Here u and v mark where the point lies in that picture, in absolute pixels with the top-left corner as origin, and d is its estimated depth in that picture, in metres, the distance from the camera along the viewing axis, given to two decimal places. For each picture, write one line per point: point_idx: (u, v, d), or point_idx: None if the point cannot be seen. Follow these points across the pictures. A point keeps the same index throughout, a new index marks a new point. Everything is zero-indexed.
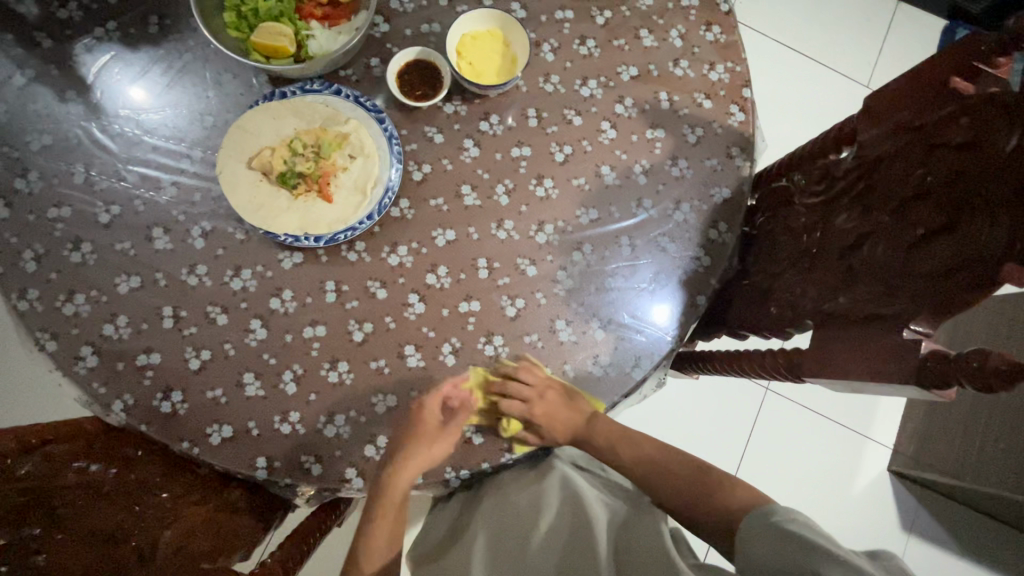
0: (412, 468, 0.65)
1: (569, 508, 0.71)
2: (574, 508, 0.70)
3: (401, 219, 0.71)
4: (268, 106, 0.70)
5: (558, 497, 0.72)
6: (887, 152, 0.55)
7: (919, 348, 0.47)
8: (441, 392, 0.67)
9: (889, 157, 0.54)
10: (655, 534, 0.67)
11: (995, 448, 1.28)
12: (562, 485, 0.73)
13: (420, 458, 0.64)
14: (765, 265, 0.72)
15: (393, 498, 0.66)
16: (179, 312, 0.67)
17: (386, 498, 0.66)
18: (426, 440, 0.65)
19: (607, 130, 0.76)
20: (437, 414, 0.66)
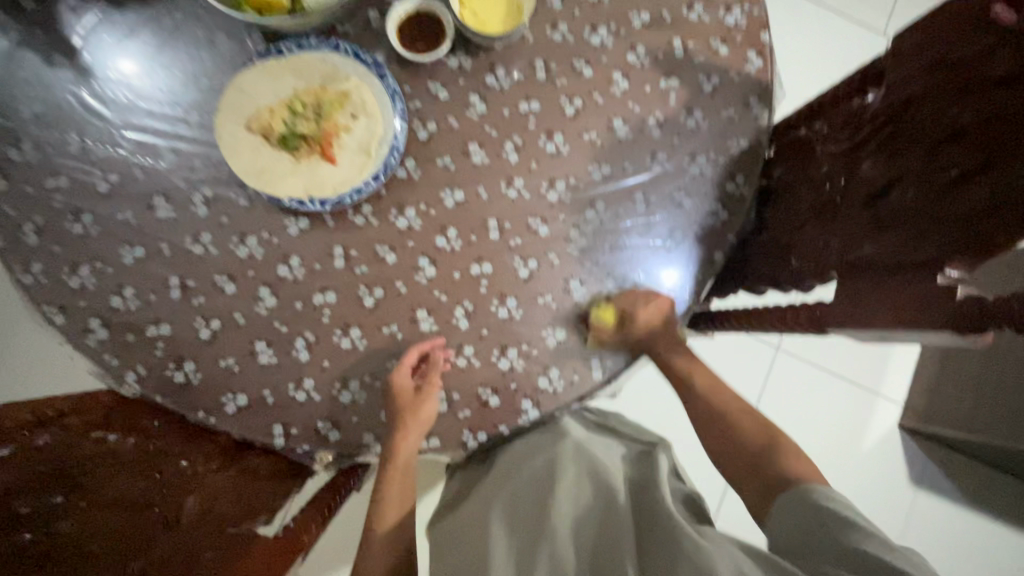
0: (411, 436, 0.64)
1: (585, 465, 0.71)
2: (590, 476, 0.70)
3: (407, 180, 0.69)
4: (264, 66, 0.66)
5: (574, 462, 0.71)
6: (916, 90, 0.52)
7: (954, 293, 0.45)
8: (408, 358, 0.65)
9: (919, 96, 0.51)
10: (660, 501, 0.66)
11: (1010, 400, 1.28)
12: (574, 443, 0.74)
13: (413, 427, 0.64)
14: (786, 216, 0.70)
15: (398, 465, 0.65)
16: (187, 282, 0.65)
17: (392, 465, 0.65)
18: (409, 409, 0.64)
19: (620, 81, 0.73)
20: (408, 381, 0.64)
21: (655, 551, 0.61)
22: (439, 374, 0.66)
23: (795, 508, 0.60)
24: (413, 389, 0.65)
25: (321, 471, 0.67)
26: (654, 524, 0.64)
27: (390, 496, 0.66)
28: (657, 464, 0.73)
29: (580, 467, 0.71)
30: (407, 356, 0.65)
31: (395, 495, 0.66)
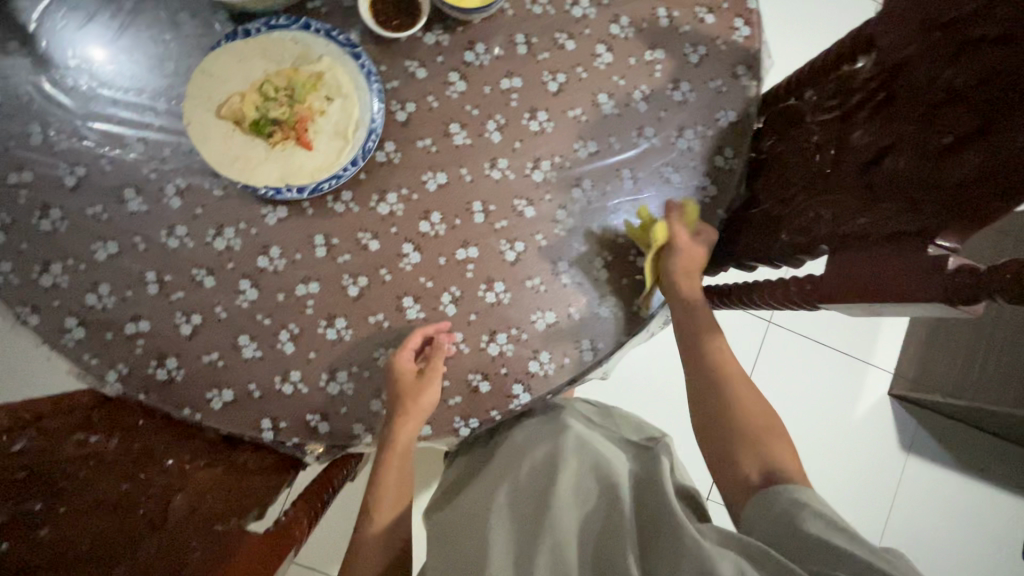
0: (411, 423, 0.62)
1: (586, 459, 0.72)
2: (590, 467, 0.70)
3: (387, 164, 0.67)
4: (232, 48, 0.63)
5: (574, 455, 0.72)
6: (910, 54, 0.50)
7: (948, 264, 0.43)
8: (409, 343, 0.64)
9: (913, 60, 0.50)
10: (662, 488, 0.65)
11: (1000, 364, 1.31)
12: (574, 435, 0.75)
13: (413, 413, 0.62)
14: (775, 189, 0.68)
15: (396, 452, 0.64)
16: (164, 277, 0.64)
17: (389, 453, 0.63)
18: (408, 396, 0.62)
19: (603, 54, 0.70)
20: (410, 365, 0.63)
21: (654, 534, 0.61)
22: (443, 359, 0.64)
23: (774, 514, 0.56)
24: (415, 374, 0.63)
25: (312, 463, 0.66)
26: (652, 507, 0.64)
27: (388, 479, 0.65)
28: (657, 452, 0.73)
29: (582, 460, 0.72)
30: (409, 340, 0.64)
31: (392, 480, 0.66)
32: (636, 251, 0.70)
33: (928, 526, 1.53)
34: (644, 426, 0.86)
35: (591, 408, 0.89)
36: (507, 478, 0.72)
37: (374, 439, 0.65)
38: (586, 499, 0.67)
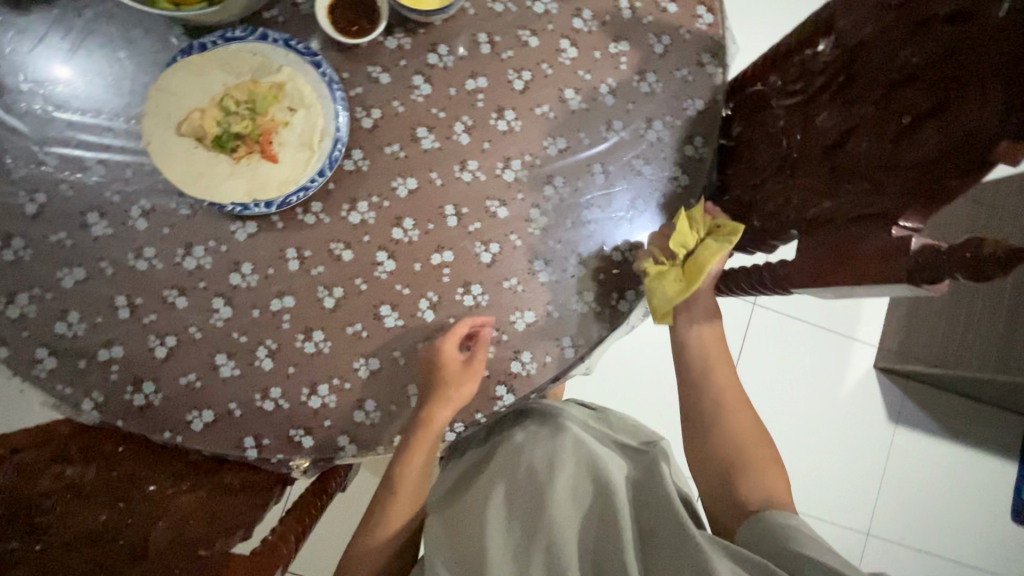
0: (446, 409, 0.63)
1: (584, 458, 0.73)
2: (587, 466, 0.71)
3: (356, 172, 0.66)
4: (188, 63, 0.62)
5: (571, 455, 0.73)
6: (869, 35, 0.50)
7: (910, 245, 0.44)
8: (457, 331, 0.64)
9: (872, 40, 0.50)
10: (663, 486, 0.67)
11: (979, 332, 1.35)
12: (572, 435, 0.75)
13: (453, 400, 0.63)
14: (746, 174, 0.69)
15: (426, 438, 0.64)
16: (134, 301, 0.62)
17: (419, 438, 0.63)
18: (451, 383, 0.63)
19: (568, 49, 0.70)
20: (456, 353, 0.63)
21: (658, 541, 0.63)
22: (484, 353, 0.65)
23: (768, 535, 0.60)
24: (460, 362, 0.64)
25: (301, 478, 0.67)
26: (654, 513, 0.65)
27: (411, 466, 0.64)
28: (655, 453, 0.74)
29: (580, 458, 0.72)
30: (456, 327, 0.64)
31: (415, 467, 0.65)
32: (611, 246, 0.69)
33: (916, 493, 1.57)
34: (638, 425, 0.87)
35: (585, 407, 0.90)
36: (504, 478, 0.73)
37: (359, 449, 0.65)
38: (583, 499, 0.69)
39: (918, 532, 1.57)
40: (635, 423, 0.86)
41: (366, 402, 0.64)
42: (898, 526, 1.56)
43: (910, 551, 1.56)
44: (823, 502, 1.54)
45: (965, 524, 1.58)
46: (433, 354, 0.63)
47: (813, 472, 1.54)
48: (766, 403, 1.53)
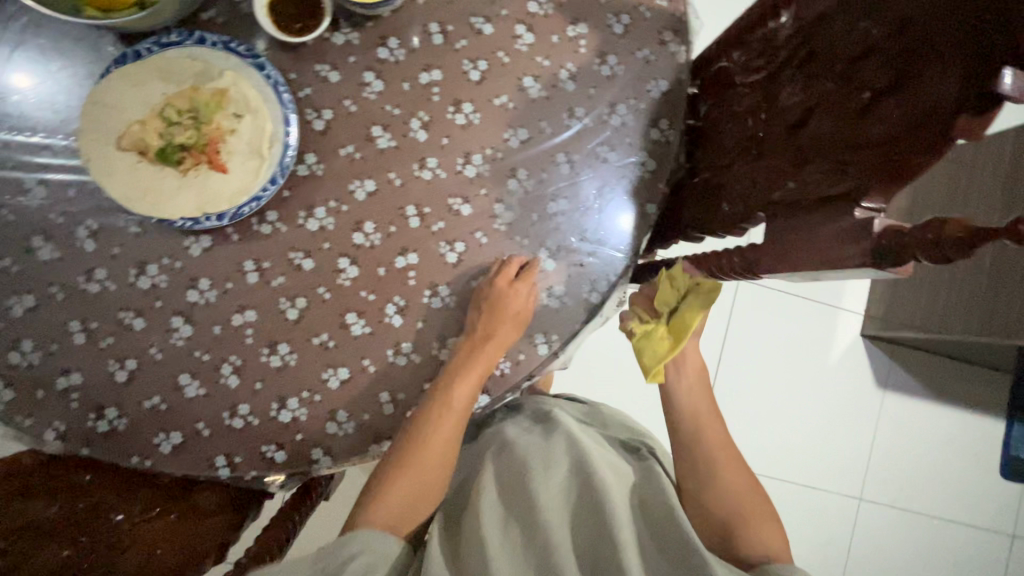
0: (497, 347, 0.63)
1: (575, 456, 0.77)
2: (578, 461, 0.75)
3: (310, 177, 0.64)
4: (123, 73, 0.59)
5: (565, 455, 0.77)
6: (829, 7, 0.48)
7: (873, 226, 0.43)
8: (530, 274, 0.65)
9: (832, 13, 0.48)
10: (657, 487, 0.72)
11: (963, 295, 1.35)
12: (565, 436, 0.80)
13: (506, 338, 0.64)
14: (714, 156, 0.67)
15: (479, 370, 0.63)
16: (89, 325, 0.60)
17: (476, 366, 0.62)
18: (513, 318, 0.64)
19: (524, 34, 0.67)
20: (522, 292, 0.64)
21: (648, 531, 0.66)
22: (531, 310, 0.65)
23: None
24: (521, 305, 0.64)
25: (277, 492, 0.66)
26: (650, 507, 0.69)
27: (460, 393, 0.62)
28: (653, 464, 0.78)
29: (572, 456, 0.77)
30: (529, 271, 0.65)
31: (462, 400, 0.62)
32: (580, 238, 0.68)
33: (906, 456, 1.59)
34: (634, 428, 0.92)
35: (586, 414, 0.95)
36: (502, 478, 0.76)
37: (334, 461, 0.63)
38: (573, 492, 0.72)
39: (909, 494, 1.59)
40: (631, 427, 0.91)
41: (338, 412, 0.63)
42: (890, 489, 1.59)
43: (901, 512, 1.59)
44: (815, 470, 1.56)
45: (954, 483, 1.61)
46: (502, 284, 0.63)
47: (804, 442, 1.56)
48: (755, 378, 1.53)
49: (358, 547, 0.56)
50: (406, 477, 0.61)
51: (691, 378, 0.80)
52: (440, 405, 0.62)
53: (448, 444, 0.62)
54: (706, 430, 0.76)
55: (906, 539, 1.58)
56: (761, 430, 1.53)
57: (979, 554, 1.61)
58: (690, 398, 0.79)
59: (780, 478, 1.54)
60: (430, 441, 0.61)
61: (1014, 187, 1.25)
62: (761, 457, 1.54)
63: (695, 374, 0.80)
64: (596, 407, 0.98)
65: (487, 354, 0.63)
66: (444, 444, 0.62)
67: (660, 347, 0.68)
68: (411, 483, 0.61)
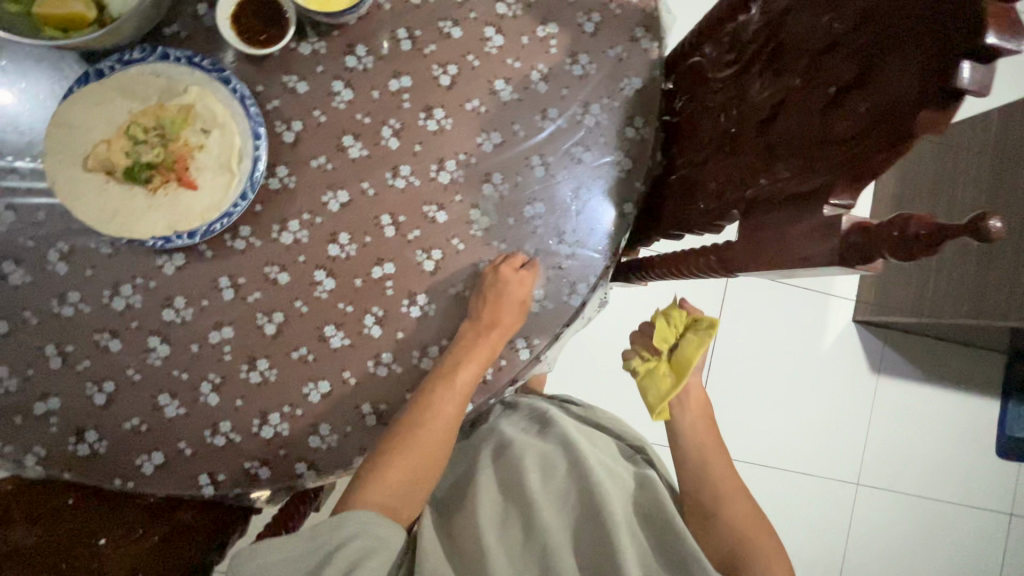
0: (499, 336, 0.64)
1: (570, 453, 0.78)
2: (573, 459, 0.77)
3: (283, 190, 0.63)
4: (86, 92, 0.58)
5: (560, 454, 0.79)
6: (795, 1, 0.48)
7: (840, 224, 0.43)
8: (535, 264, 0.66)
9: (796, 7, 0.48)
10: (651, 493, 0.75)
11: (951, 277, 1.35)
12: (561, 434, 0.82)
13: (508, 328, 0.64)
14: (689, 153, 0.66)
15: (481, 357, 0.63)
16: (65, 348, 0.60)
17: (477, 353, 0.63)
18: (517, 307, 0.64)
19: (493, 37, 0.66)
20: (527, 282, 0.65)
21: (646, 536, 0.69)
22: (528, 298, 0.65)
23: None
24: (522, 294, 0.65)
25: (264, 507, 0.66)
26: (645, 512, 0.73)
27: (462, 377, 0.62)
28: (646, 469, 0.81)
29: (567, 454, 0.78)
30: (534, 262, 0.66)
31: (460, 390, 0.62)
32: (557, 240, 0.67)
33: (901, 441, 1.60)
34: (624, 430, 0.94)
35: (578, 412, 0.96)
36: (498, 478, 0.77)
37: (318, 474, 0.63)
38: (568, 493, 0.74)
39: (906, 478, 1.60)
40: (622, 429, 0.93)
41: (321, 426, 0.63)
42: (886, 474, 1.59)
43: (899, 496, 1.59)
44: (811, 458, 1.56)
45: (950, 465, 1.62)
46: (507, 273, 0.64)
47: (800, 430, 1.56)
48: (748, 368, 1.53)
49: (352, 529, 0.57)
50: (411, 455, 0.60)
51: (693, 414, 0.84)
52: (443, 387, 0.61)
53: (450, 429, 0.62)
54: (712, 463, 0.79)
55: (904, 522, 1.59)
56: (756, 420, 1.54)
57: (977, 534, 1.62)
58: (694, 433, 0.82)
59: (777, 467, 1.55)
60: (432, 422, 0.61)
61: (999, 168, 1.25)
62: (758, 446, 1.54)
63: (697, 408, 0.84)
64: (588, 406, 1.00)
65: (491, 340, 0.63)
66: (446, 427, 0.62)
67: (661, 383, 0.77)
68: (411, 464, 0.60)
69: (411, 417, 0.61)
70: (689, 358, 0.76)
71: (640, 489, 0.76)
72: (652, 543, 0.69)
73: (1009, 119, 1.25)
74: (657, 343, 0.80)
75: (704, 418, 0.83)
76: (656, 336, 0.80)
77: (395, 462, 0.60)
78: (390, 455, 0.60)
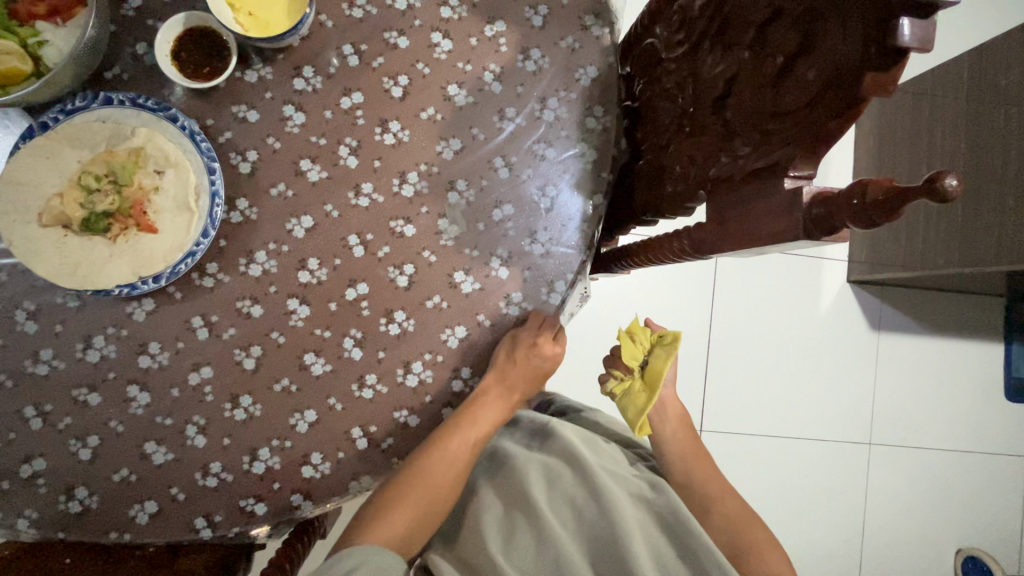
0: (498, 381, 0.63)
1: (575, 464, 0.77)
2: (579, 471, 0.76)
3: (245, 223, 0.62)
4: (31, 146, 0.57)
5: (565, 465, 0.77)
6: None
7: (802, 196, 0.42)
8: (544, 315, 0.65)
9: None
10: (662, 494, 0.75)
11: (941, 227, 1.35)
12: (563, 443, 0.80)
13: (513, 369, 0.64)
14: (653, 137, 0.65)
15: (480, 402, 0.63)
16: (44, 408, 0.59)
17: (478, 399, 0.63)
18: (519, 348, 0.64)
19: (441, 42, 0.65)
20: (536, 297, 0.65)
21: (662, 539, 0.70)
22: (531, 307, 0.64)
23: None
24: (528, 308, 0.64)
25: (266, 542, 0.65)
26: (657, 514, 0.73)
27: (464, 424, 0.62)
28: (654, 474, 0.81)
29: (571, 466, 0.77)
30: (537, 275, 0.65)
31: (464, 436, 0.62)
32: (531, 238, 0.66)
33: (908, 396, 1.59)
34: (625, 435, 0.93)
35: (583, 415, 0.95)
36: (502, 490, 0.76)
37: (316, 504, 0.62)
38: (577, 505, 0.73)
39: (916, 432, 1.59)
40: (630, 436, 0.93)
41: (312, 455, 0.62)
42: (897, 431, 1.58)
43: (913, 451, 1.59)
44: (820, 422, 1.56)
45: (961, 414, 1.61)
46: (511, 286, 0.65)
47: (806, 398, 1.55)
48: (749, 341, 1.53)
49: (353, 563, 0.56)
50: (411, 498, 0.62)
51: (674, 427, 0.85)
52: (463, 415, 0.62)
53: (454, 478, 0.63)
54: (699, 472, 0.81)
55: (922, 477, 1.59)
56: (761, 391, 1.53)
57: (996, 480, 1.61)
58: (677, 445, 0.83)
59: (787, 436, 1.54)
60: (440, 463, 0.61)
61: (978, 110, 1.25)
62: (766, 418, 1.54)
63: (676, 421, 0.85)
64: (591, 411, 1.00)
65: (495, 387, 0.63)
66: (465, 455, 0.63)
67: (637, 399, 0.81)
68: (424, 490, 0.62)
69: (422, 453, 0.61)
70: (658, 372, 0.80)
71: (652, 490, 0.76)
72: (667, 545, 0.69)
73: (981, 62, 1.25)
74: (626, 363, 0.83)
75: (686, 433, 0.85)
76: (624, 357, 0.83)
77: (403, 505, 0.61)
78: (395, 499, 0.61)
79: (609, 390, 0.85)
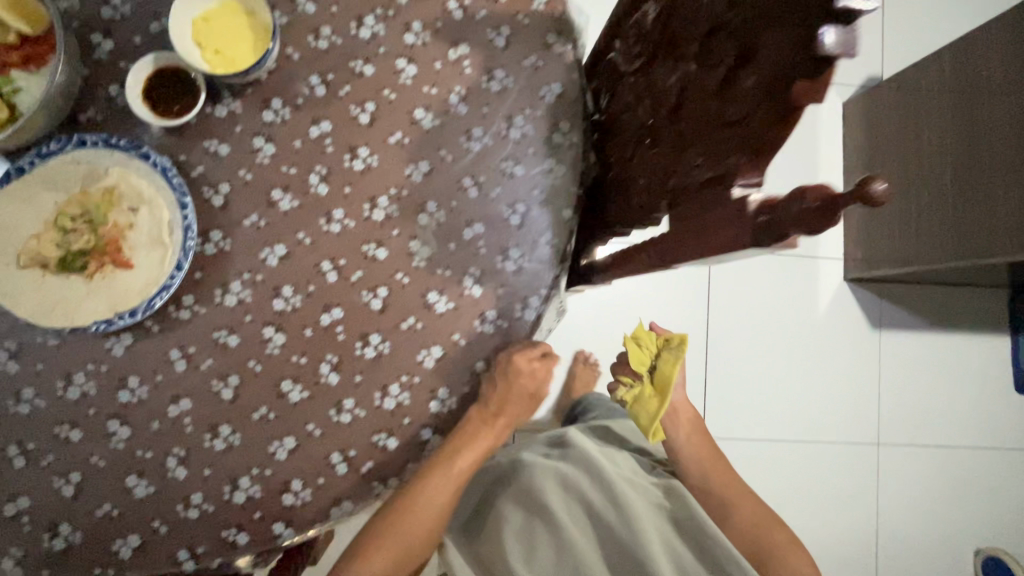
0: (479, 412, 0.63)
1: (595, 477, 0.89)
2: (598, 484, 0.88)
3: (219, 254, 0.63)
4: (9, 191, 0.58)
5: (586, 477, 0.90)
6: None
7: (748, 203, 0.41)
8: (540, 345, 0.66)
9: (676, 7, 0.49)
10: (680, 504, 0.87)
11: (935, 221, 1.33)
12: (584, 457, 0.93)
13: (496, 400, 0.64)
14: (619, 150, 0.65)
15: (466, 436, 0.63)
16: (27, 446, 0.60)
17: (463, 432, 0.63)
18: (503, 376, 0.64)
19: (406, 67, 0.66)
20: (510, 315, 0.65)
21: (679, 542, 0.83)
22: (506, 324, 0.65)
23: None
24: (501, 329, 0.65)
25: (251, 571, 0.65)
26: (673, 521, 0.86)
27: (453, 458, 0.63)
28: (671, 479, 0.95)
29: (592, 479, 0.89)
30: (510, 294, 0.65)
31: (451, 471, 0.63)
32: (503, 255, 0.66)
33: (915, 394, 1.56)
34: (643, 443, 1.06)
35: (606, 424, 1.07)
36: (524, 500, 0.88)
37: (298, 531, 0.62)
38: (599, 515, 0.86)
39: (926, 430, 1.56)
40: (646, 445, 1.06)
41: (293, 482, 0.62)
42: (906, 430, 1.55)
43: (924, 450, 1.55)
44: (825, 425, 1.53)
45: (971, 410, 1.57)
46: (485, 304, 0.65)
47: (810, 400, 1.53)
48: (748, 346, 1.51)
49: None
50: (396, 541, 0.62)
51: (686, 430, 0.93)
52: (447, 451, 0.63)
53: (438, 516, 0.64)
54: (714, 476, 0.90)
55: (936, 477, 1.55)
56: (763, 396, 1.51)
57: (1014, 477, 1.57)
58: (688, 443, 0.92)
59: (793, 441, 1.52)
60: (421, 498, 0.63)
61: (966, 102, 1.25)
62: (770, 423, 1.51)
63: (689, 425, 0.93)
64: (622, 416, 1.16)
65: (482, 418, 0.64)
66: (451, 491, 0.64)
67: (650, 406, 0.81)
68: (408, 526, 0.63)
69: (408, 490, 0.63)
70: (667, 377, 0.80)
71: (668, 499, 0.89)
72: (683, 548, 0.83)
73: (962, 54, 1.26)
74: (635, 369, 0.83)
75: (695, 432, 0.93)
76: (631, 363, 0.83)
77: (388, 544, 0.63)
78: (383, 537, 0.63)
79: (619, 398, 0.85)
